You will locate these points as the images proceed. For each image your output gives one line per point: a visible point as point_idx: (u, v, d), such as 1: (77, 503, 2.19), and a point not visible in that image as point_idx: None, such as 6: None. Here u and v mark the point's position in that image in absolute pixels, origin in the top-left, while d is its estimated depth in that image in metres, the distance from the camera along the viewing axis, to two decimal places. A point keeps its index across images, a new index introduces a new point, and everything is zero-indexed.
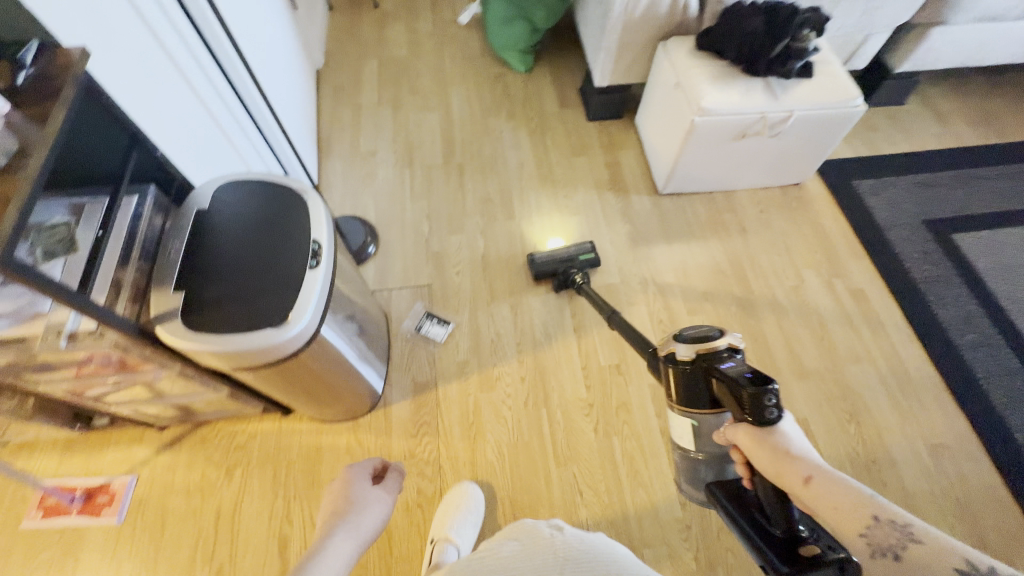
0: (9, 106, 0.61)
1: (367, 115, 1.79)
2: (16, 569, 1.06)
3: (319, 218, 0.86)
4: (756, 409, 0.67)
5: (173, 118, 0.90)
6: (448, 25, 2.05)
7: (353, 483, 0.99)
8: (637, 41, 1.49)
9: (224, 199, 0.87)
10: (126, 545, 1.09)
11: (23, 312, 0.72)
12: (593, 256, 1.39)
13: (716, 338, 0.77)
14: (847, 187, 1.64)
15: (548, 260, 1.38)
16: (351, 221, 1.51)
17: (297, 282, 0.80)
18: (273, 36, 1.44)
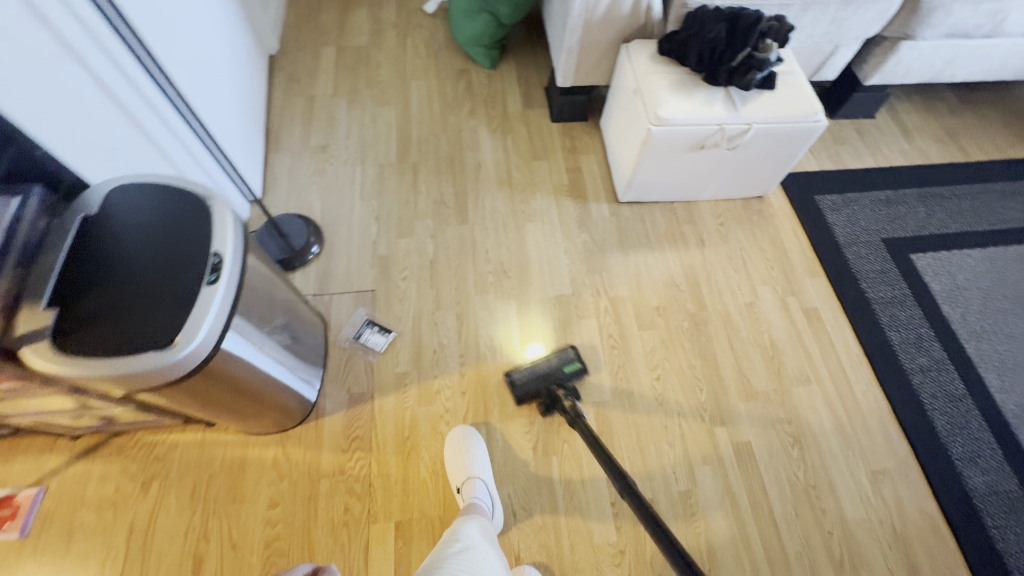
0: None
1: (321, 106, 1.71)
2: None
3: (224, 229, 0.80)
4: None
5: (69, 115, 0.84)
6: (413, 13, 1.97)
7: None
8: (600, 42, 1.44)
9: (119, 202, 0.79)
10: (28, 562, 1.03)
11: None
12: (578, 363, 1.26)
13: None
14: (808, 202, 1.61)
15: (530, 380, 1.23)
16: (294, 220, 1.44)
17: (191, 299, 0.73)
18: (213, 21, 1.36)
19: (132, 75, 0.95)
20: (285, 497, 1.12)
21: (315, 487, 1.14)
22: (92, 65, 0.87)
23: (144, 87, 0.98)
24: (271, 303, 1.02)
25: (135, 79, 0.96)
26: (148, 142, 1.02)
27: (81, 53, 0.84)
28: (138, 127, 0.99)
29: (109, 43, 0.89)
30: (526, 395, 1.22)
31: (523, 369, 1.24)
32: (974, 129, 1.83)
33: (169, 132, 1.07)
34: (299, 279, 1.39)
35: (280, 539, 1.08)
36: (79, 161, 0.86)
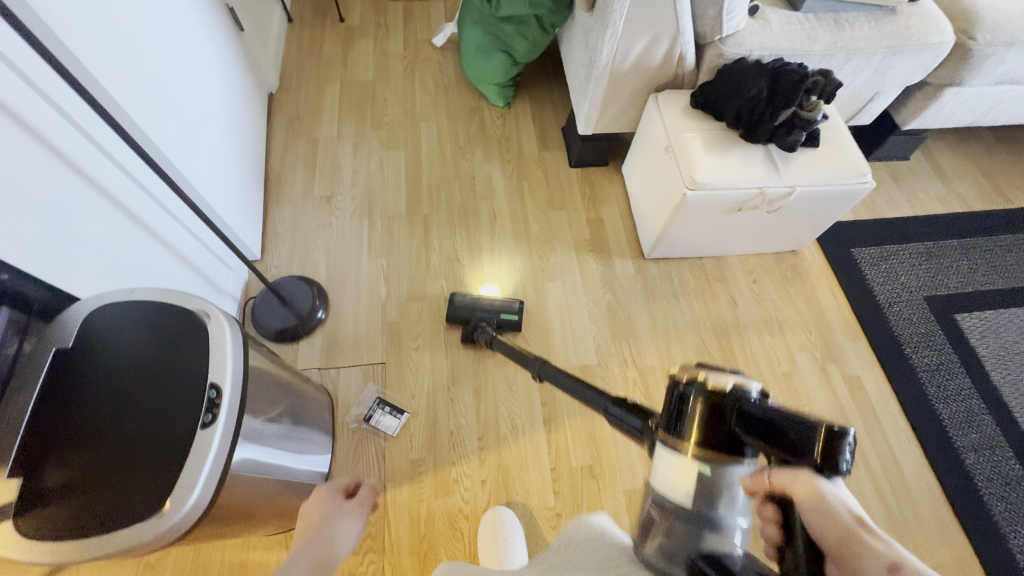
0: None
1: (324, 151, 1.59)
2: None
3: (222, 353, 0.69)
4: (815, 446, 0.47)
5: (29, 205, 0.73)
6: (421, 45, 1.85)
7: (323, 500, 0.92)
8: (626, 91, 1.33)
9: (101, 325, 0.68)
10: None
11: None
12: (516, 319, 1.30)
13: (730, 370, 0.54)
14: (845, 256, 1.51)
15: (467, 305, 1.30)
16: (296, 283, 1.33)
17: (184, 448, 0.63)
18: (208, 70, 1.25)
19: (101, 144, 0.85)
20: None
21: None
22: (54, 142, 0.76)
23: (115, 154, 0.88)
24: (275, 411, 0.91)
25: (105, 148, 0.86)
26: (124, 215, 0.92)
27: (41, 130, 0.74)
28: (111, 202, 0.88)
29: (71, 111, 0.79)
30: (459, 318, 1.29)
31: (466, 296, 1.31)
32: (1014, 172, 1.73)
33: (145, 199, 0.96)
34: (303, 350, 1.28)
35: None
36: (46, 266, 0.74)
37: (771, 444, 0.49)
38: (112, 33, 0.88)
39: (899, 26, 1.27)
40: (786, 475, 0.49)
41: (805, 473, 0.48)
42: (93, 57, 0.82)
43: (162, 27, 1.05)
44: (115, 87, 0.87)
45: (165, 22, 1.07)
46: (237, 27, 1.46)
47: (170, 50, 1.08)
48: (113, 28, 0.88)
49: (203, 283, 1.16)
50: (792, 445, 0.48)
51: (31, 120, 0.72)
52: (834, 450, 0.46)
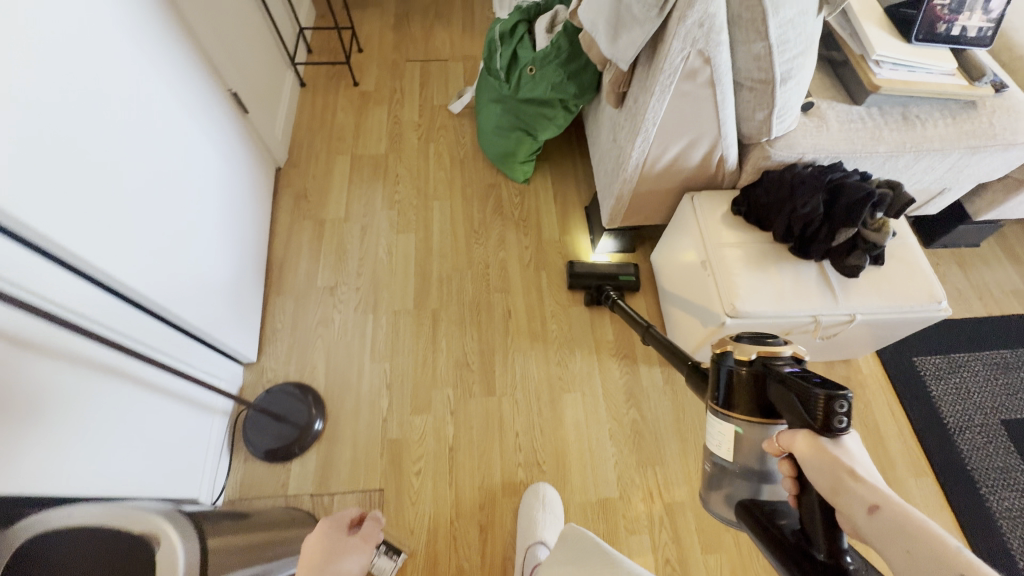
0: None
1: (330, 234, 1.50)
2: None
3: None
4: (809, 411, 0.52)
5: None
6: (438, 112, 1.75)
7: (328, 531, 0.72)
8: (657, 189, 1.19)
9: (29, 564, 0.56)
10: None
11: None
12: (634, 278, 1.37)
13: (774, 340, 0.62)
14: (906, 369, 1.33)
15: (588, 272, 1.37)
16: (288, 394, 1.24)
17: None
18: (203, 165, 1.16)
19: (52, 296, 0.74)
20: None
21: None
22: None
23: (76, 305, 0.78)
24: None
25: (57, 297, 0.75)
26: (85, 365, 0.81)
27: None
28: (68, 357, 0.77)
29: (13, 270, 0.68)
30: (579, 285, 1.38)
31: (587, 264, 1.38)
32: None
33: (114, 337, 0.86)
34: (296, 472, 1.18)
35: None
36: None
37: (789, 409, 0.54)
38: (73, 165, 0.77)
39: (981, 122, 1.09)
40: (786, 435, 0.56)
41: (803, 437, 0.53)
42: (42, 202, 0.71)
43: (149, 137, 0.96)
44: (72, 226, 0.76)
45: (150, 128, 0.97)
46: (242, 110, 1.38)
47: (155, 157, 0.97)
48: (75, 158, 0.78)
49: (183, 406, 1.06)
50: (800, 409, 0.53)
51: None
52: (830, 413, 0.51)
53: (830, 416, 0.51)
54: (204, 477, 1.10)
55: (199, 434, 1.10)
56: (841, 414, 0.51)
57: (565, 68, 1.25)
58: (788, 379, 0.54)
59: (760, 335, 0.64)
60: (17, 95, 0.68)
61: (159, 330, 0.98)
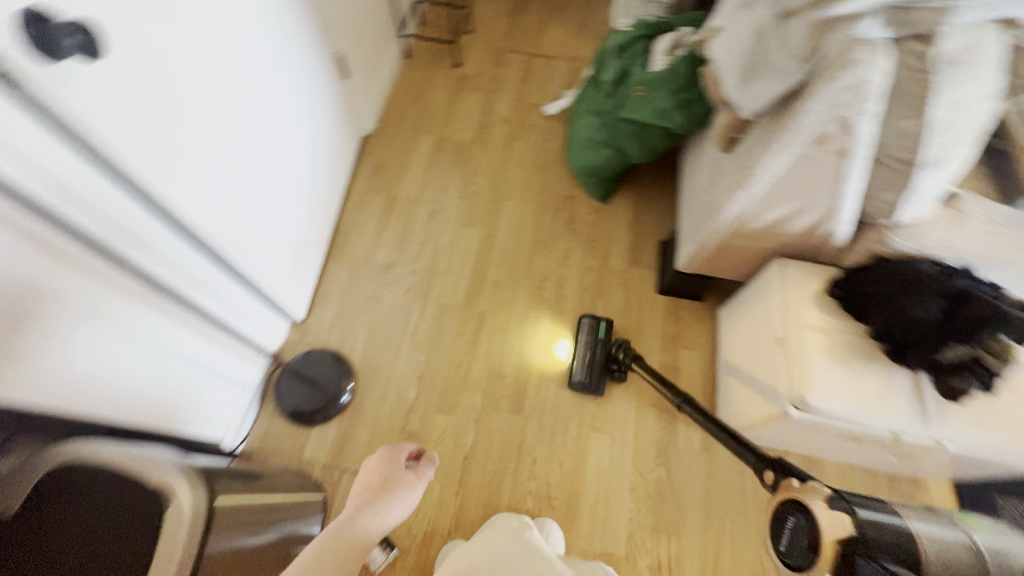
0: None
1: (398, 212, 1.50)
2: None
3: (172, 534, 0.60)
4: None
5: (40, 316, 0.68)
6: (531, 110, 1.70)
7: (387, 460, 0.87)
8: (747, 246, 1.09)
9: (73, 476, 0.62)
10: None
11: None
12: (601, 321, 1.30)
13: (806, 529, 0.56)
14: (983, 507, 1.17)
15: (585, 367, 1.25)
16: (323, 361, 1.26)
17: None
18: (296, 126, 1.18)
19: (132, 235, 0.78)
20: None
21: None
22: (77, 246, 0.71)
23: (152, 246, 0.82)
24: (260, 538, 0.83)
25: (134, 237, 0.78)
26: (149, 303, 0.85)
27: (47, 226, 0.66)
28: (130, 293, 0.81)
29: (93, 203, 0.70)
30: (592, 379, 1.24)
31: (575, 364, 1.25)
32: None
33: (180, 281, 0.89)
34: (313, 440, 1.20)
35: None
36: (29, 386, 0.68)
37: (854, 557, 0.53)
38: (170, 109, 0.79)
39: None
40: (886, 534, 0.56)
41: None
42: (137, 141, 0.73)
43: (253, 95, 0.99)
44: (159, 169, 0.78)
45: (256, 86, 1.00)
46: (343, 75, 1.39)
47: (251, 112, 0.99)
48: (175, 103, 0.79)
49: (229, 354, 1.09)
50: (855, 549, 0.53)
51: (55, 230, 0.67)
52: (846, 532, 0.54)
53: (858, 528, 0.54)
54: (231, 421, 1.14)
55: (236, 382, 1.14)
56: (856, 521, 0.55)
57: (677, 95, 1.17)
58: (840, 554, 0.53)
59: (776, 517, 0.60)
60: (133, 36, 0.70)
61: (222, 278, 1.01)
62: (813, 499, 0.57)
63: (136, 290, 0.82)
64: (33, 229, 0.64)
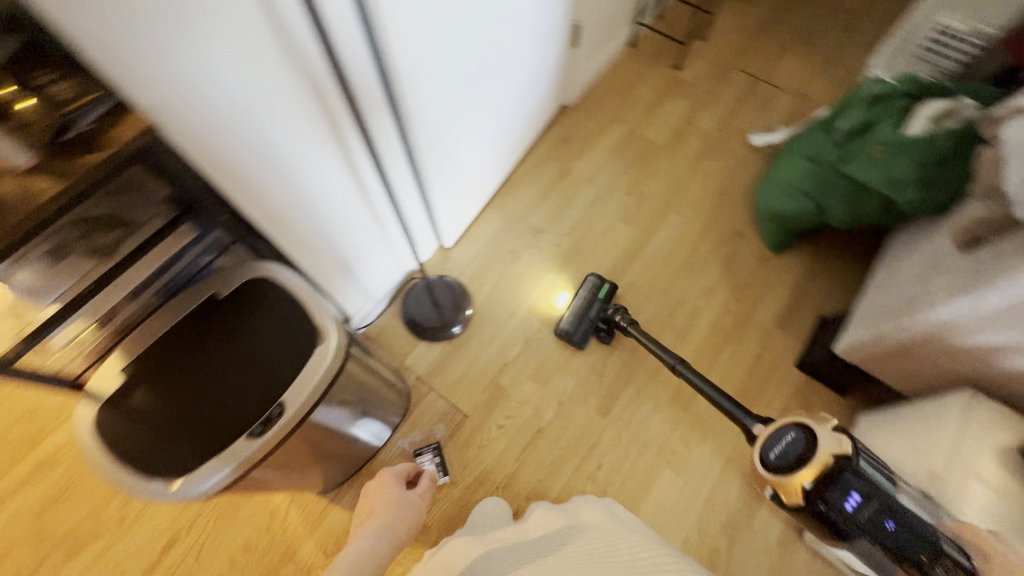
0: (30, 160, 0.55)
1: (566, 186, 1.54)
2: (21, 419, 1.23)
3: (314, 367, 0.71)
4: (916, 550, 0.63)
5: (292, 160, 0.80)
6: (735, 134, 1.61)
7: (388, 484, 0.95)
8: (936, 360, 0.94)
9: (269, 296, 0.77)
10: (64, 461, 1.19)
11: (34, 291, 0.67)
12: (604, 283, 1.32)
13: (806, 448, 0.69)
14: None
15: (575, 319, 1.28)
16: (450, 289, 1.36)
17: (235, 428, 0.69)
18: (516, 72, 1.25)
19: (370, 119, 0.89)
20: (256, 550, 1.12)
21: (281, 564, 1.11)
22: (335, 114, 0.82)
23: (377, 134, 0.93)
24: (354, 404, 0.95)
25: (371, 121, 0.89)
26: (355, 180, 0.97)
27: (316, 73, 0.74)
28: (348, 167, 0.93)
29: (359, 83, 0.80)
30: (580, 332, 1.27)
31: (567, 314, 1.29)
32: None
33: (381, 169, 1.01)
34: (417, 352, 1.31)
35: None
36: (253, 202, 0.79)
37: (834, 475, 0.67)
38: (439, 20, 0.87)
39: None
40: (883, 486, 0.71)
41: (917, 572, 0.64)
42: (406, 36, 0.82)
43: (497, 30, 1.06)
44: (410, 68, 0.88)
45: (502, 24, 1.06)
46: (571, 43, 1.44)
47: (490, 46, 1.07)
48: (445, 17, 0.88)
49: (385, 248, 1.22)
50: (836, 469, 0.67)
51: (325, 96, 0.78)
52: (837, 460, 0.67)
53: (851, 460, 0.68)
54: (365, 305, 1.28)
55: (381, 275, 1.27)
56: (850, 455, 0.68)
57: (921, 168, 1.03)
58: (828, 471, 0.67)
59: (777, 428, 0.73)
60: None
61: (406, 181, 1.12)
62: (821, 427, 0.69)
63: (353, 165, 0.93)
64: (313, 72, 0.73)
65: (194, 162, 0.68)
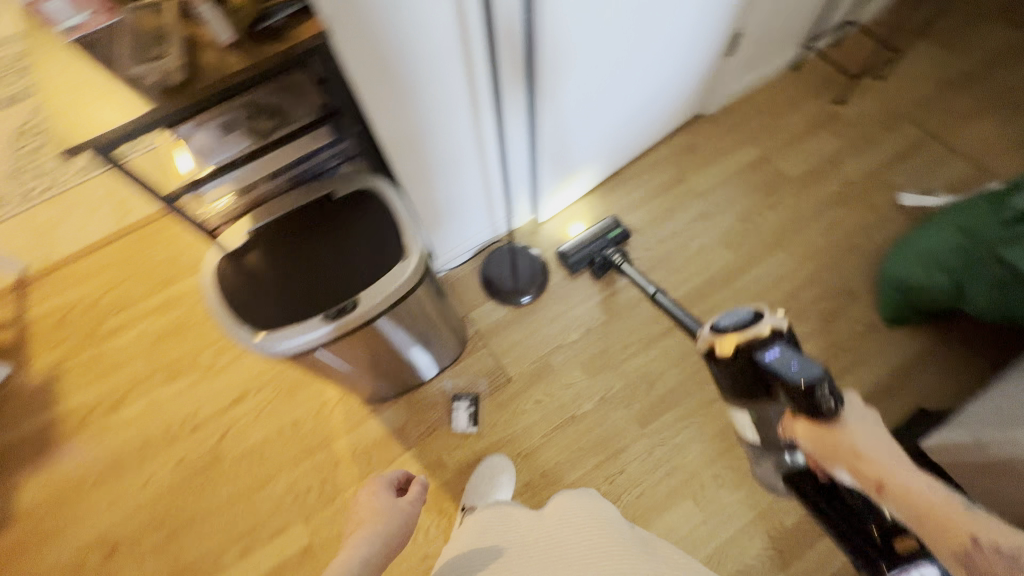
0: (232, 37, 0.66)
1: (677, 194, 1.49)
2: (166, 262, 1.49)
3: (393, 278, 0.79)
4: (806, 404, 0.58)
5: (428, 96, 0.90)
6: (883, 188, 1.45)
7: (376, 492, 0.76)
8: None
9: (374, 208, 0.87)
10: (186, 305, 1.43)
11: (202, 150, 0.78)
12: (618, 228, 1.36)
13: (752, 322, 0.66)
14: None
15: (577, 249, 1.33)
16: (532, 259, 1.39)
17: (314, 309, 0.79)
18: (659, 67, 1.24)
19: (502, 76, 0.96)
20: (302, 428, 1.27)
21: (317, 448, 1.25)
22: (475, 66, 0.90)
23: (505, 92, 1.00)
24: (416, 330, 1.03)
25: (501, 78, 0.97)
26: (475, 132, 1.04)
27: (467, 15, 0.81)
28: (473, 117, 1.01)
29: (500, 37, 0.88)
30: (577, 260, 1.33)
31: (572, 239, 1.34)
32: None
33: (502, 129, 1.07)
34: (484, 308, 1.37)
35: (270, 448, 1.25)
36: (384, 122, 0.89)
37: (744, 352, 0.65)
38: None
39: None
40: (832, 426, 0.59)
41: (802, 423, 0.60)
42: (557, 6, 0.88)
43: (649, 22, 1.07)
44: (553, 38, 0.93)
45: (656, 16, 1.07)
46: (727, 51, 1.38)
47: (638, 35, 1.08)
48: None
49: (485, 205, 1.29)
50: (751, 347, 0.64)
51: (471, 46, 0.86)
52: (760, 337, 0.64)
53: (770, 341, 0.63)
54: (452, 252, 1.37)
55: (474, 228, 1.35)
56: (777, 341, 0.63)
57: None
58: (740, 350, 0.65)
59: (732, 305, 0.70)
60: None
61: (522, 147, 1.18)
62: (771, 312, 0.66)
63: (478, 117, 1.01)
64: (466, 21, 0.81)
65: (348, 76, 0.77)
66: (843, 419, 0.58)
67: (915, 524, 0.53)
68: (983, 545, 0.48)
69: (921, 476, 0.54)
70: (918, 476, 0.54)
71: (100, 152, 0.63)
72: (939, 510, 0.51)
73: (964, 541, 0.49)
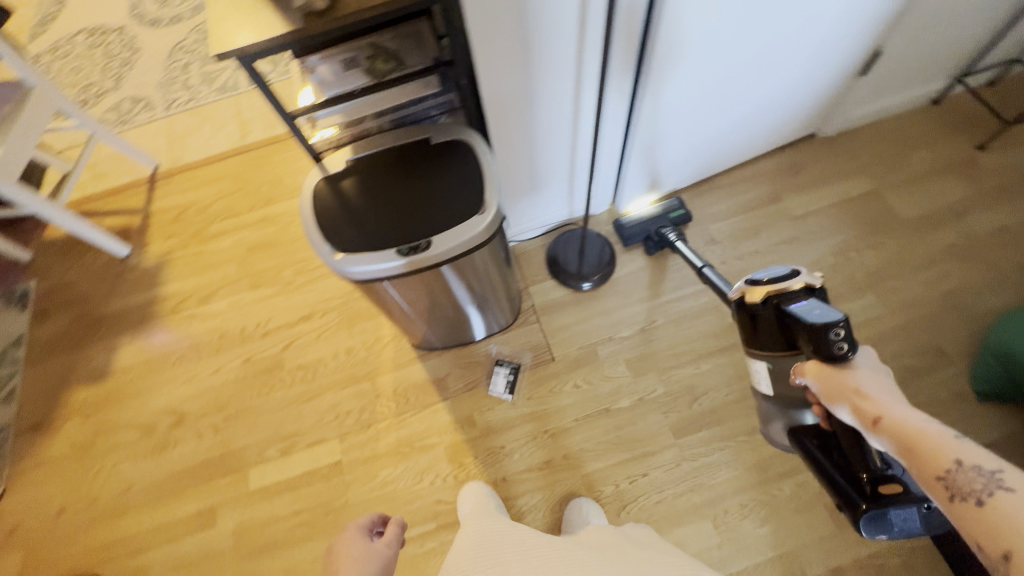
0: None
1: (767, 212, 1.41)
2: (270, 182, 1.64)
3: (468, 228, 0.83)
4: (822, 346, 0.63)
5: (535, 68, 0.92)
6: (1011, 250, 1.28)
7: (352, 540, 0.75)
8: None
9: (463, 159, 0.91)
10: (279, 224, 1.57)
11: (326, 81, 0.86)
12: (683, 212, 1.36)
13: (786, 278, 0.70)
14: None
15: (636, 223, 1.35)
16: (602, 246, 1.38)
17: (391, 241, 0.84)
18: (778, 77, 1.17)
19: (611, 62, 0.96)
20: (353, 356, 1.37)
21: (363, 377, 1.34)
22: (587, 47, 0.90)
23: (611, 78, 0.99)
24: (477, 288, 1.07)
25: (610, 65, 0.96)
26: (573, 112, 1.05)
27: None
28: (574, 97, 1.02)
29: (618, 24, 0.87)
30: (634, 233, 1.34)
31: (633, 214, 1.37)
32: None
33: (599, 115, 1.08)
34: (544, 284, 1.39)
35: (323, 366, 1.36)
36: (489, 85, 0.92)
37: (774, 302, 0.69)
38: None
39: None
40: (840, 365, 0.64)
41: (813, 362, 0.66)
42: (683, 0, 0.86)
43: (777, 30, 1.02)
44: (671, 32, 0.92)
45: (787, 25, 1.01)
46: (860, 71, 1.28)
47: (762, 42, 1.03)
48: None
49: (566, 186, 1.30)
50: (782, 298, 0.68)
51: (587, 26, 0.86)
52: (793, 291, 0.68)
53: (801, 292, 0.68)
54: (524, 225, 1.40)
55: (551, 206, 1.36)
56: (807, 293, 0.68)
57: None
58: (770, 298, 0.69)
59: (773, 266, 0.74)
60: None
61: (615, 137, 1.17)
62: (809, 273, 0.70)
63: (578, 98, 1.02)
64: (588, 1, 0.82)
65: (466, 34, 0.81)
66: (851, 364, 0.64)
67: (906, 458, 0.54)
68: (967, 467, 0.49)
69: (924, 416, 0.56)
70: (921, 417, 0.56)
71: (241, 61, 0.71)
72: (931, 439, 0.52)
73: (949, 464, 0.50)
